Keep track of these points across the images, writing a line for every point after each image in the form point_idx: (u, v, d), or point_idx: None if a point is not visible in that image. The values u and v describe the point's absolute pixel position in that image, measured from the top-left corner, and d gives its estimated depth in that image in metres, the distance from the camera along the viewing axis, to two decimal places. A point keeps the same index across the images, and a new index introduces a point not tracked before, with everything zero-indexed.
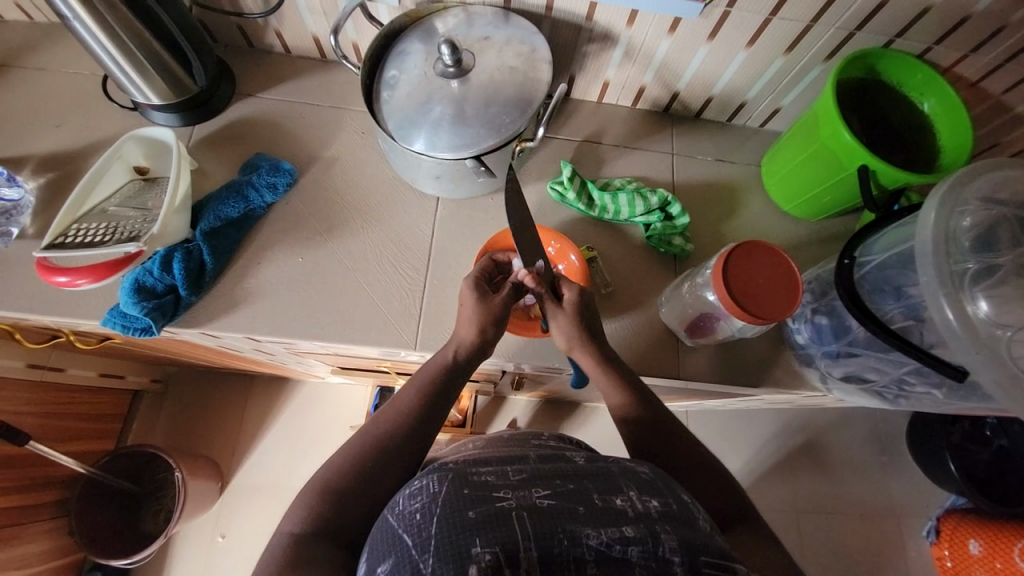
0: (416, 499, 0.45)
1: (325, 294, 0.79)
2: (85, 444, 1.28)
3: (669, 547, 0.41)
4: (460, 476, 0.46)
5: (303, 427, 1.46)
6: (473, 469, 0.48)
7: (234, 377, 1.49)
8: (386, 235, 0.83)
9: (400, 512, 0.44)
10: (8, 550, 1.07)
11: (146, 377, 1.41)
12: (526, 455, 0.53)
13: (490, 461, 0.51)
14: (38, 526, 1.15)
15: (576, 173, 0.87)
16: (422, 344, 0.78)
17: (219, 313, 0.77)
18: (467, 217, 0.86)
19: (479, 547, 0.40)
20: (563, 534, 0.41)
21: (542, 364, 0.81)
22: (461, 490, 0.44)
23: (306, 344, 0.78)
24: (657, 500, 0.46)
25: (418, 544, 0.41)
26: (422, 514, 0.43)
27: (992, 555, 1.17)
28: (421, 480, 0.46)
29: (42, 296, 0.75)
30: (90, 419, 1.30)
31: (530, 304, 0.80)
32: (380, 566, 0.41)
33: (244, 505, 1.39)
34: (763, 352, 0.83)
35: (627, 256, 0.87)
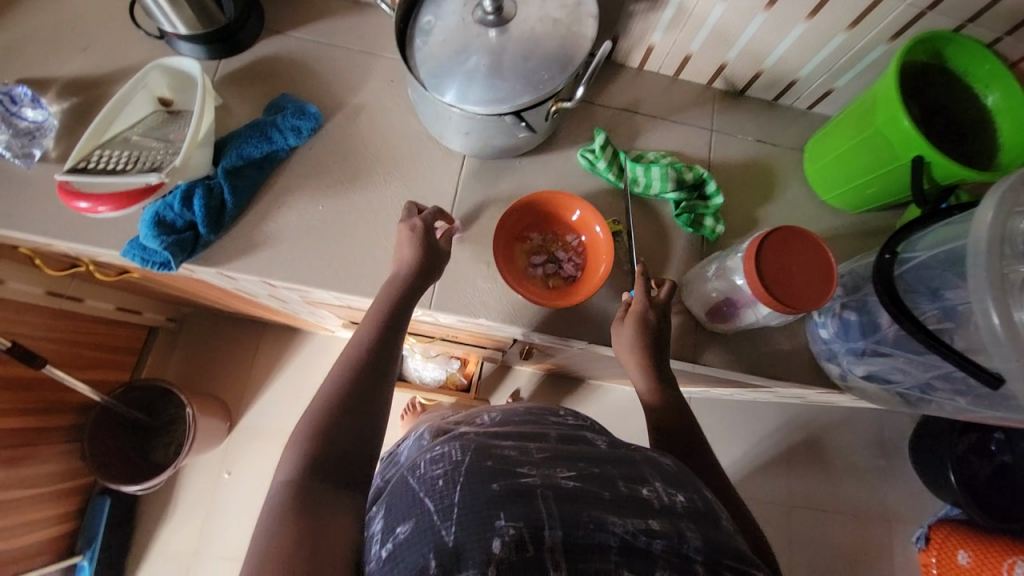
0: (438, 465, 0.48)
1: (344, 245, 0.78)
2: (105, 372, 1.36)
3: (692, 545, 0.45)
4: (482, 451, 0.49)
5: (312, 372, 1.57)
6: (495, 443, 0.52)
7: (247, 322, 1.58)
8: (410, 189, 0.81)
9: (423, 475, 0.48)
10: (21, 467, 1.15)
11: (162, 315, 1.47)
12: (546, 433, 0.56)
13: (512, 437, 0.54)
14: (53, 446, 1.24)
15: (608, 142, 0.84)
16: (436, 303, 0.78)
17: (237, 254, 0.75)
18: (492, 179, 0.83)
19: (503, 520, 0.42)
20: (586, 517, 0.44)
21: (556, 336, 0.79)
22: (484, 462, 0.48)
23: (321, 293, 0.78)
24: (682, 495, 0.50)
25: (440, 509, 0.44)
26: (444, 480, 0.46)
27: (981, 567, 1.16)
28: (444, 448, 0.50)
29: (62, 223, 0.74)
30: (110, 349, 1.37)
31: (549, 275, 0.78)
32: (400, 526, 0.44)
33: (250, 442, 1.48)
34: (785, 345, 0.80)
35: (655, 233, 0.84)
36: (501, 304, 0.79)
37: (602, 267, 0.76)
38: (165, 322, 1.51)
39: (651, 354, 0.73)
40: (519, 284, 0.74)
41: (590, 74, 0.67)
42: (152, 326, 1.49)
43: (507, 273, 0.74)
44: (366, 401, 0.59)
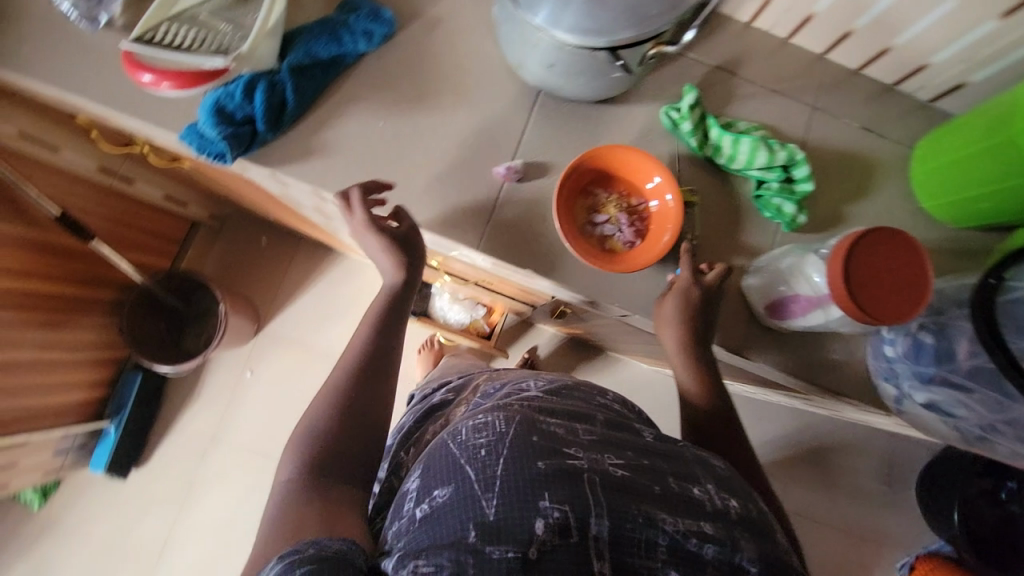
0: (482, 434, 0.53)
1: (400, 168, 0.75)
2: (147, 255, 1.55)
3: (747, 556, 0.51)
4: (529, 424, 0.54)
5: (334, 295, 1.83)
6: (541, 418, 0.56)
7: (284, 235, 1.84)
8: (476, 119, 0.76)
9: (464, 442, 0.53)
10: (61, 327, 1.34)
11: (206, 212, 1.72)
12: (595, 414, 0.61)
13: (560, 412, 0.58)
14: (91, 317, 1.43)
15: (699, 103, 0.77)
16: (485, 245, 0.74)
17: (292, 158, 0.73)
18: (564, 122, 0.77)
19: (548, 503, 0.48)
20: (636, 512, 0.50)
21: (603, 301, 0.76)
22: (530, 438, 0.52)
23: (370, 213, 0.76)
24: (737, 501, 0.56)
25: (482, 480, 0.49)
26: (487, 450, 0.51)
27: None
28: (489, 418, 0.54)
29: (124, 97, 0.72)
30: (152, 235, 1.54)
31: (608, 236, 0.73)
32: (440, 490, 0.50)
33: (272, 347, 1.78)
34: (838, 354, 0.76)
35: (728, 211, 0.78)
36: (551, 257, 0.75)
37: (666, 237, 0.71)
38: (208, 219, 1.76)
39: (699, 346, 0.72)
40: (575, 241, 0.70)
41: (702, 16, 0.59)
42: (194, 221, 1.74)
43: (564, 228, 0.70)
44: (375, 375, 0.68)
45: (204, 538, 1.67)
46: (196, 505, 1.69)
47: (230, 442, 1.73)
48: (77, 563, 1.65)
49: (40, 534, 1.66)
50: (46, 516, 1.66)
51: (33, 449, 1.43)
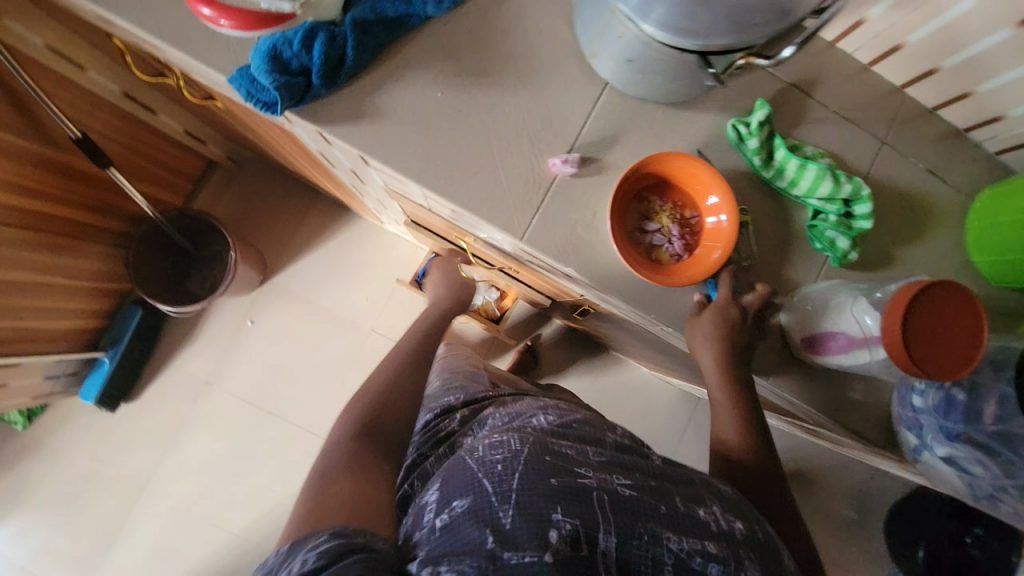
0: (497, 451, 0.57)
1: (452, 144, 0.71)
2: (156, 187, 1.51)
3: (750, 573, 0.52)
4: (542, 444, 0.58)
5: (345, 255, 1.81)
6: (553, 440, 0.59)
7: (302, 187, 1.81)
8: (537, 102, 0.72)
9: (482, 458, 0.57)
10: (65, 251, 1.31)
11: (223, 153, 1.70)
12: (605, 439, 0.64)
13: (570, 437, 0.62)
14: (94, 245, 1.40)
15: (768, 122, 0.74)
16: (529, 238, 0.72)
17: (342, 118, 0.69)
18: (628, 121, 0.74)
19: (559, 515, 0.50)
20: (642, 530, 0.51)
21: (640, 310, 0.74)
22: (541, 456, 0.55)
23: (414, 187, 0.73)
24: (743, 523, 0.57)
25: (498, 493, 0.52)
26: (503, 465, 0.54)
27: None
28: (504, 437, 0.58)
29: (168, 24, 0.67)
30: (164, 167, 1.49)
31: (655, 246, 0.71)
32: (457, 501, 0.53)
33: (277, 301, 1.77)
34: (862, 396, 0.76)
35: (780, 237, 0.76)
36: (596, 259, 0.72)
37: (716, 253, 0.69)
38: (225, 161, 1.74)
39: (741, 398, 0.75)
40: (622, 248, 0.69)
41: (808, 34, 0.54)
42: (212, 161, 1.74)
43: (612, 232, 0.69)
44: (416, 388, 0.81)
45: (190, 479, 1.68)
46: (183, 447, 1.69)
47: (224, 388, 1.73)
48: (59, 488, 1.65)
49: (24, 455, 1.65)
50: (31, 438, 1.66)
51: (25, 373, 1.41)
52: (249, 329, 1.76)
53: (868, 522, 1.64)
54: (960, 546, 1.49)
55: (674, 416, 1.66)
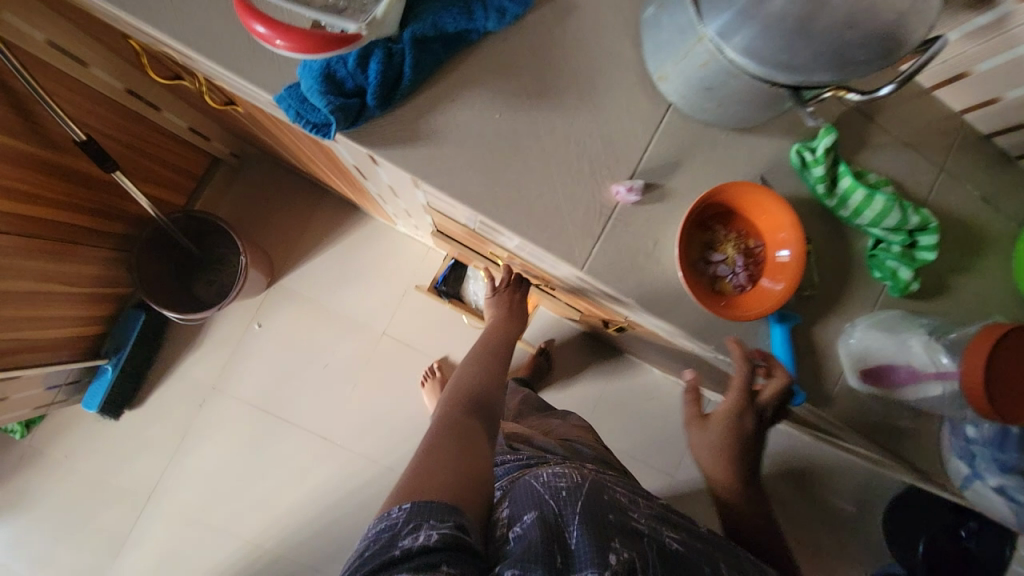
0: (561, 479, 0.63)
1: (510, 168, 0.68)
2: (158, 187, 1.43)
3: None
4: (598, 485, 0.66)
5: (355, 256, 1.74)
6: (604, 483, 0.67)
7: (310, 185, 1.75)
8: (600, 125, 0.69)
9: (547, 481, 0.63)
10: (64, 258, 1.24)
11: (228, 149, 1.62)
12: (643, 495, 0.72)
13: (614, 484, 0.70)
14: (93, 250, 1.32)
15: (834, 148, 0.72)
16: (590, 267, 0.69)
17: (396, 140, 0.65)
18: (691, 144, 0.71)
19: (617, 545, 0.57)
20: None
21: (700, 340, 0.72)
22: (598, 495, 0.63)
23: (468, 211, 0.69)
24: None
25: (564, 513, 0.58)
26: (567, 491, 0.61)
27: None
28: (565, 470, 0.66)
29: (208, 36, 0.62)
30: (167, 166, 1.42)
31: (718, 277, 0.69)
32: (526, 515, 0.58)
33: (285, 304, 1.71)
34: (912, 424, 0.76)
35: (840, 266, 0.75)
36: (657, 289, 0.70)
37: (775, 286, 0.67)
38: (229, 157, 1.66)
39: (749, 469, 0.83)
40: (686, 276, 0.67)
41: (910, 72, 0.53)
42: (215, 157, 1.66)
43: (677, 261, 0.67)
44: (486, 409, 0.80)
45: (198, 487, 1.63)
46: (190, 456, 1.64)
47: (231, 393, 1.67)
48: (61, 498, 1.60)
49: (23, 465, 1.59)
50: (30, 446, 1.60)
51: (26, 384, 1.35)
52: (256, 333, 1.69)
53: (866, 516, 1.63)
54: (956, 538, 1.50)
55: None
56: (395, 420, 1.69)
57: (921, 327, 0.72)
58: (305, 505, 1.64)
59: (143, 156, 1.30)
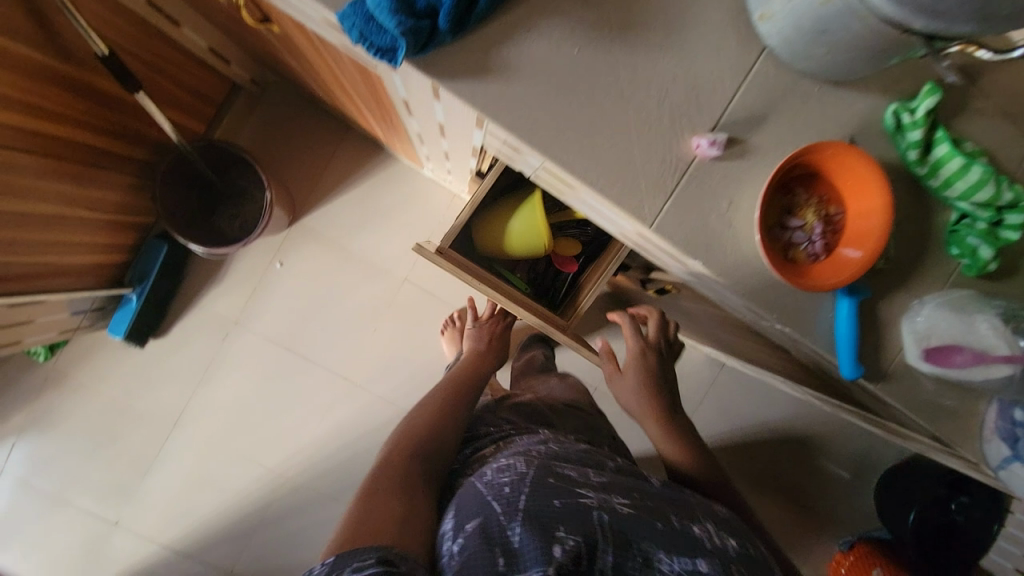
0: (504, 475, 0.63)
1: (584, 112, 0.62)
2: (180, 113, 1.36)
3: None
4: (545, 468, 0.65)
5: (378, 199, 1.68)
6: (556, 463, 0.67)
7: (332, 121, 1.67)
8: (685, 68, 0.63)
9: (491, 481, 0.63)
10: (86, 183, 1.19)
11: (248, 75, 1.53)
12: (606, 463, 0.72)
13: (571, 460, 0.70)
14: (114, 175, 1.27)
15: (934, 111, 0.67)
16: (658, 226, 0.65)
17: (464, 73, 0.60)
18: (781, 97, 0.65)
19: (563, 531, 0.57)
20: (638, 551, 0.59)
21: (764, 309, 0.69)
22: (546, 479, 0.62)
23: (534, 156, 0.65)
24: (735, 540, 0.65)
25: (506, 511, 0.58)
26: (510, 487, 0.61)
27: None
28: (511, 462, 0.65)
29: None
30: (187, 90, 1.34)
31: (793, 245, 0.67)
32: (468, 524, 0.58)
33: (305, 244, 1.67)
34: (961, 405, 0.75)
35: (917, 239, 0.71)
36: (727, 254, 0.66)
37: (853, 253, 0.64)
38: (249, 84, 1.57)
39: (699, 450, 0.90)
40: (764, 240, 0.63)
41: None
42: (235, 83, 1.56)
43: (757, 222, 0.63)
44: (450, 415, 0.83)
45: (221, 416, 1.68)
46: (212, 388, 1.68)
47: (252, 329, 1.68)
48: (88, 418, 1.65)
49: (50, 385, 1.63)
50: (56, 369, 1.63)
51: (53, 307, 1.35)
52: (277, 272, 1.67)
53: (861, 485, 1.68)
54: (945, 510, 1.50)
55: (699, 379, 1.69)
56: (413, 364, 1.71)
57: (993, 309, 0.70)
58: (324, 440, 1.70)
59: (162, 76, 1.22)
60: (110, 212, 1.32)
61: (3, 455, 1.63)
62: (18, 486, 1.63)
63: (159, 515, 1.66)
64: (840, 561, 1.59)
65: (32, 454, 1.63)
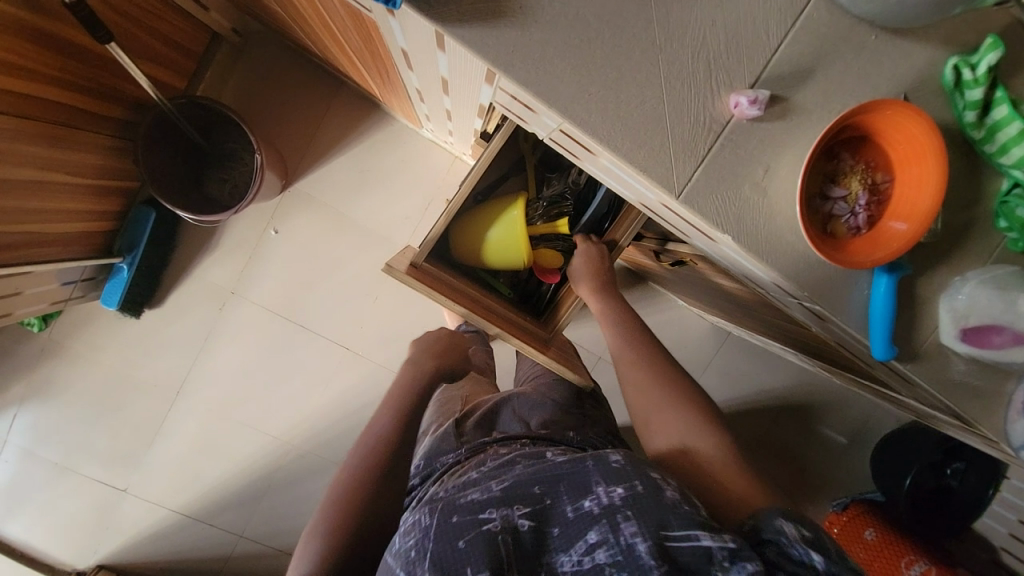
0: (410, 537, 0.64)
1: (608, 64, 0.55)
2: (158, 67, 1.26)
3: (629, 533, 0.58)
4: (447, 510, 0.65)
5: (374, 161, 1.60)
6: (458, 497, 0.67)
7: (323, 76, 1.56)
8: (722, 15, 0.56)
9: (399, 550, 0.63)
10: (63, 147, 1.11)
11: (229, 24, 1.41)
12: (512, 464, 0.72)
13: (475, 482, 0.70)
14: (93, 137, 1.18)
15: (996, 67, 0.59)
16: (687, 196, 0.59)
17: (474, 18, 0.53)
18: (831, 47, 0.57)
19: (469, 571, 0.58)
20: (543, 563, 0.61)
21: (800, 287, 0.63)
22: (445, 522, 0.63)
23: (550, 116, 0.58)
24: (624, 487, 0.62)
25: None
26: (415, 551, 0.62)
27: (881, 544, 1.42)
28: (414, 520, 0.66)
29: None
30: (164, 42, 1.24)
31: (833, 218, 0.61)
32: None
33: (298, 209, 1.60)
34: (994, 385, 0.71)
35: (963, 210, 0.65)
36: (762, 226, 0.60)
37: (899, 226, 0.58)
38: (230, 34, 1.45)
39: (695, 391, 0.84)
40: (804, 213, 0.58)
41: None
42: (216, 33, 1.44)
43: (798, 192, 0.57)
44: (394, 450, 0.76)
45: (221, 385, 1.66)
46: (211, 358, 1.66)
47: (249, 298, 1.63)
48: (88, 389, 1.63)
49: (46, 356, 1.60)
50: (51, 339, 1.60)
51: (41, 278, 1.30)
52: (272, 240, 1.61)
53: (860, 448, 1.68)
54: (940, 475, 1.48)
55: (704, 347, 1.67)
56: (416, 333, 1.68)
57: None
58: (327, 409, 1.69)
59: (135, 25, 1.12)
60: (91, 178, 1.24)
61: (6, 424, 1.62)
62: (24, 456, 1.63)
63: (167, 483, 1.68)
64: (834, 523, 1.56)
65: (35, 423, 1.62)
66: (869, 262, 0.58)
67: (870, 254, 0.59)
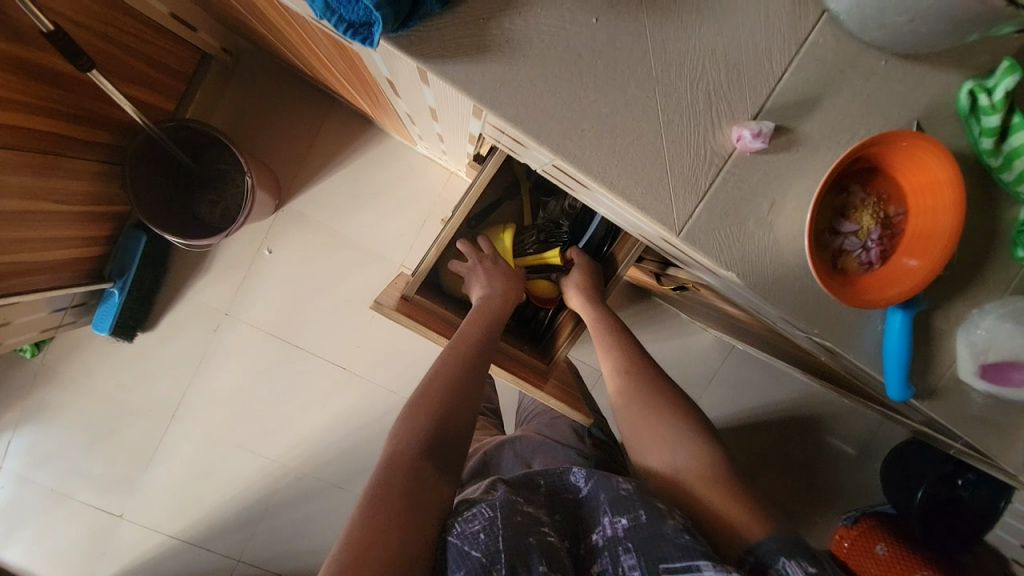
0: (474, 524, 0.57)
1: (600, 98, 0.52)
2: (145, 90, 1.24)
3: (629, 565, 0.57)
4: (511, 506, 0.59)
5: (367, 177, 1.57)
6: (516, 497, 0.62)
7: (315, 93, 1.53)
8: (722, 44, 0.53)
9: (461, 533, 0.56)
10: (48, 175, 1.08)
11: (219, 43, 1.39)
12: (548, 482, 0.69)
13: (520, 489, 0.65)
14: (78, 163, 1.16)
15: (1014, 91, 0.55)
16: (688, 233, 0.56)
17: (457, 55, 0.50)
18: (837, 75, 0.54)
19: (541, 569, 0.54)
20: None
21: (811, 326, 0.60)
22: (512, 517, 0.58)
23: (541, 152, 0.54)
24: (626, 518, 0.61)
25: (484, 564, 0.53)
26: (484, 535, 0.55)
27: (892, 559, 1.35)
28: (477, 507, 0.58)
29: None
30: (151, 64, 1.22)
31: (842, 252, 0.58)
32: None
33: (292, 228, 1.57)
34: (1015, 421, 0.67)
35: (981, 240, 0.62)
36: (768, 264, 0.57)
37: (912, 262, 0.55)
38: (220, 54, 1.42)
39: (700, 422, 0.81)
40: (812, 249, 0.54)
41: None
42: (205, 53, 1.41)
43: (807, 229, 0.54)
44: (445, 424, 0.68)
45: (217, 407, 1.63)
46: (206, 379, 1.63)
47: (244, 319, 1.60)
48: (82, 414, 1.60)
49: (40, 381, 1.58)
50: (44, 365, 1.57)
51: (29, 307, 1.27)
52: (266, 259, 1.58)
53: (869, 461, 1.63)
54: (950, 484, 1.41)
55: (708, 361, 1.63)
56: (413, 351, 1.65)
57: None
58: (325, 429, 1.66)
59: (119, 48, 1.09)
60: (78, 204, 1.21)
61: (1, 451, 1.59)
62: (19, 483, 1.60)
63: (164, 507, 1.65)
64: (844, 536, 1.51)
65: (29, 448, 1.60)
66: (881, 301, 0.55)
67: (882, 291, 0.55)
